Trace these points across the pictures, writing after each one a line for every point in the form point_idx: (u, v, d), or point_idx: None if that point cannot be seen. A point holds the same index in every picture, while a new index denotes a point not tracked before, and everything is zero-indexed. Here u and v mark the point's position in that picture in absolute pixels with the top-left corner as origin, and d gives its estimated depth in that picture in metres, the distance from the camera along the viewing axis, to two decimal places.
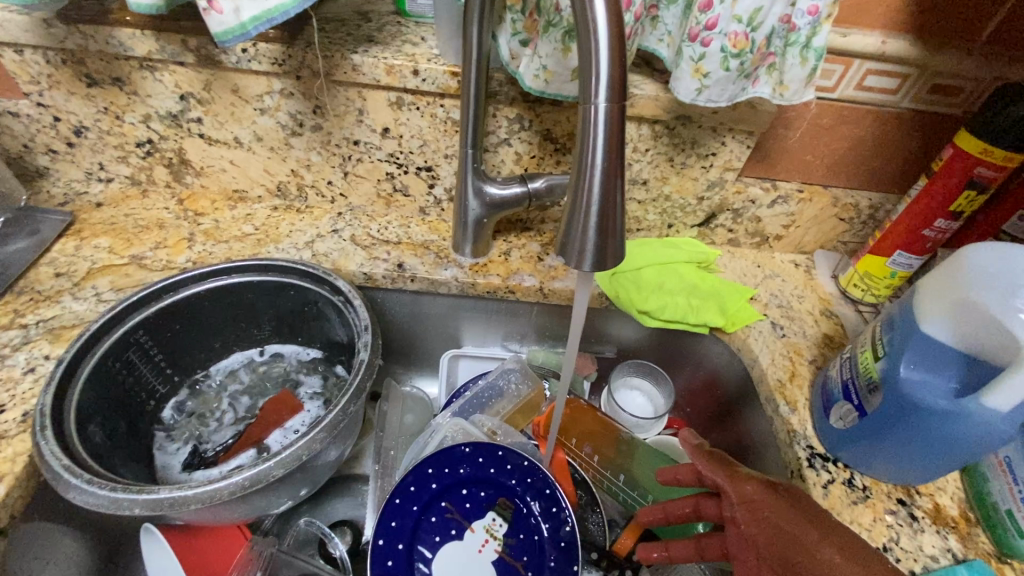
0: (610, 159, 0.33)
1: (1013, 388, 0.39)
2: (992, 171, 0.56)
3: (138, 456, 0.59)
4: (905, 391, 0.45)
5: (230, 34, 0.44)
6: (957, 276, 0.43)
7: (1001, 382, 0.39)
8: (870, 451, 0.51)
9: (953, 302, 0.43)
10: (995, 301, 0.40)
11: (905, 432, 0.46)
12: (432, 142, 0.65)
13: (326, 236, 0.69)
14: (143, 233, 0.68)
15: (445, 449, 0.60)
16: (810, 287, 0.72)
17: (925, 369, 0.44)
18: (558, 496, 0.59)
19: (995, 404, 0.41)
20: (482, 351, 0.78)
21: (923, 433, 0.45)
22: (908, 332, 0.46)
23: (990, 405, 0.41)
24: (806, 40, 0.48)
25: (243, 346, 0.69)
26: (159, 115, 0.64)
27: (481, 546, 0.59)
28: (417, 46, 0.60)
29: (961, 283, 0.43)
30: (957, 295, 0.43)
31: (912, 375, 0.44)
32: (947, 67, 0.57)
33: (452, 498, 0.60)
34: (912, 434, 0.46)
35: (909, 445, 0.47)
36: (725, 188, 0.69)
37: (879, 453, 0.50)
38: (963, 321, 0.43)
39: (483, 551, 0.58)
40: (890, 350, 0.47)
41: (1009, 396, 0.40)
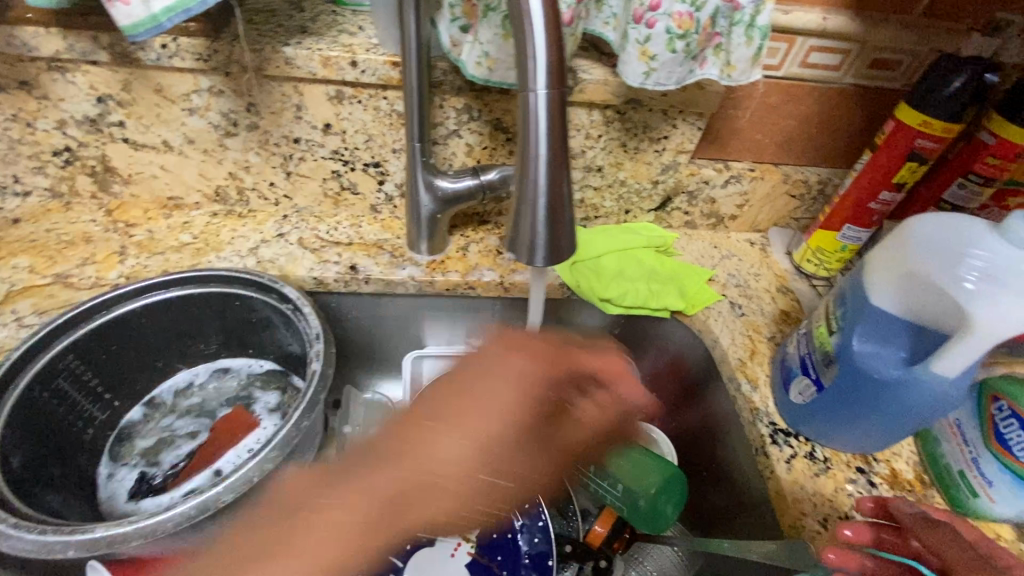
0: (554, 150, 0.31)
1: (961, 353, 0.40)
2: (932, 143, 0.57)
3: (79, 490, 0.55)
4: (860, 364, 0.45)
5: (140, 27, 0.40)
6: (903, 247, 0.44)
7: (949, 349, 0.41)
8: (828, 423, 0.52)
9: (901, 274, 0.44)
10: (941, 269, 0.41)
11: (861, 404, 0.47)
12: (377, 136, 0.62)
13: (271, 240, 0.66)
14: (68, 249, 0.62)
15: None
16: (765, 264, 0.73)
17: (877, 341, 0.45)
18: None
19: (944, 370, 0.42)
20: (446, 349, 0.76)
21: (878, 403, 0.46)
22: (859, 305, 0.47)
23: (939, 371, 0.42)
24: (750, 19, 0.47)
25: (191, 362, 0.66)
26: (76, 120, 0.59)
27: None
28: (354, 36, 0.57)
29: (908, 254, 0.43)
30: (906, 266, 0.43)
31: (866, 348, 0.45)
32: (885, 42, 0.59)
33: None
34: (867, 405, 0.47)
35: (865, 416, 0.48)
36: (679, 171, 0.69)
37: (838, 425, 0.51)
38: (910, 292, 0.44)
39: None
40: (842, 324, 0.48)
41: (958, 361, 0.41)
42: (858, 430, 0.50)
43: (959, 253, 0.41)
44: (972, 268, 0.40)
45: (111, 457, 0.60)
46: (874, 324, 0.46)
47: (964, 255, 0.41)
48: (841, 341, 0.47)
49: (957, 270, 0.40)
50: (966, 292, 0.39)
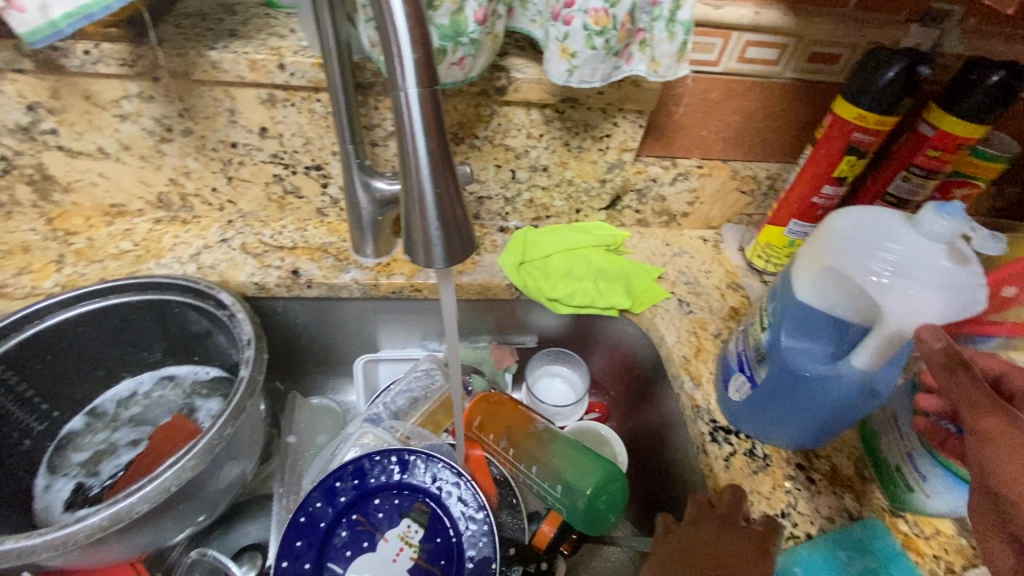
0: (434, 146, 0.31)
1: (878, 347, 0.40)
2: (868, 136, 0.57)
3: (12, 502, 0.55)
4: (787, 361, 0.45)
5: (40, 34, 0.39)
6: (824, 244, 0.44)
7: (867, 344, 0.41)
8: (763, 419, 0.51)
9: (821, 269, 0.43)
10: (856, 265, 0.41)
11: (791, 401, 0.47)
12: (315, 139, 0.62)
13: (214, 246, 0.65)
14: (5, 259, 0.62)
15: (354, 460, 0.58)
16: (717, 261, 0.73)
17: (803, 338, 0.45)
18: (475, 495, 0.57)
19: (864, 363, 0.42)
20: (398, 352, 0.76)
21: (805, 399, 0.46)
22: (785, 301, 0.46)
23: (859, 365, 0.42)
24: (670, 14, 0.47)
25: (134, 371, 0.65)
26: (7, 128, 0.59)
27: (395, 555, 0.57)
28: (284, 39, 0.56)
29: (829, 250, 0.43)
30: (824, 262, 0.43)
31: (793, 344, 0.45)
32: (821, 35, 0.58)
33: (365, 509, 0.58)
34: (796, 401, 0.47)
35: (797, 412, 0.48)
36: (625, 169, 0.69)
37: (773, 422, 0.51)
38: (831, 287, 0.43)
39: (398, 560, 0.56)
40: (772, 320, 0.47)
41: (877, 355, 0.41)
42: (792, 426, 0.50)
43: (876, 247, 0.41)
44: (886, 262, 0.40)
45: (49, 468, 0.59)
46: (801, 320, 0.45)
47: (879, 250, 0.41)
48: (771, 338, 0.47)
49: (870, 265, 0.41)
50: (879, 287, 0.40)
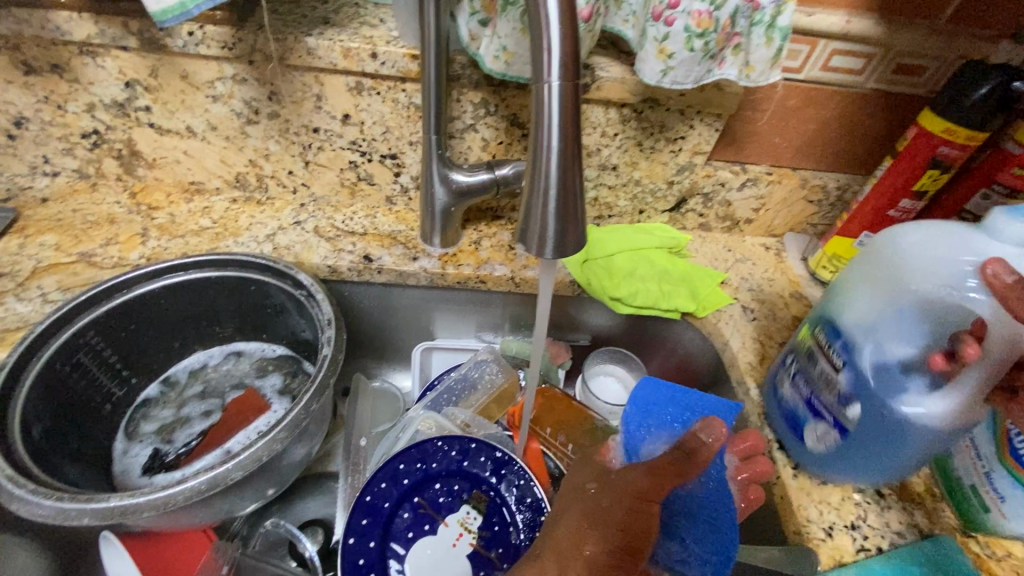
0: (565, 139, 0.32)
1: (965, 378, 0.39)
2: (955, 150, 0.56)
3: (94, 464, 0.57)
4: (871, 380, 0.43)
5: (170, 13, 0.41)
6: (891, 270, 0.44)
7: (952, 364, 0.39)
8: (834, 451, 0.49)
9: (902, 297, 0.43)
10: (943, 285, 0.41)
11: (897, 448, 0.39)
12: (395, 128, 0.63)
13: (288, 228, 0.67)
14: (94, 229, 0.64)
15: (417, 444, 0.60)
16: (780, 269, 0.73)
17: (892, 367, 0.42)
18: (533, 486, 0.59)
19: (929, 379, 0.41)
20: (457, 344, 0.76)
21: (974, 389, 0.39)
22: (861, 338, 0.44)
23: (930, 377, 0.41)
24: (771, 19, 0.47)
25: (206, 344, 0.67)
26: (104, 103, 0.61)
27: (455, 540, 0.57)
28: (375, 28, 0.58)
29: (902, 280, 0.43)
30: (897, 293, 0.43)
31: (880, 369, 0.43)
32: (909, 47, 0.57)
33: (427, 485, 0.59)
34: (888, 425, 0.43)
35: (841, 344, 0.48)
36: (695, 172, 0.68)
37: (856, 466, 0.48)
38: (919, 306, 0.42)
39: (457, 544, 0.57)
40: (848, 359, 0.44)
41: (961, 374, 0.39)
42: (894, 466, 0.47)
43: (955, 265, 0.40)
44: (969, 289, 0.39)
45: (126, 434, 0.61)
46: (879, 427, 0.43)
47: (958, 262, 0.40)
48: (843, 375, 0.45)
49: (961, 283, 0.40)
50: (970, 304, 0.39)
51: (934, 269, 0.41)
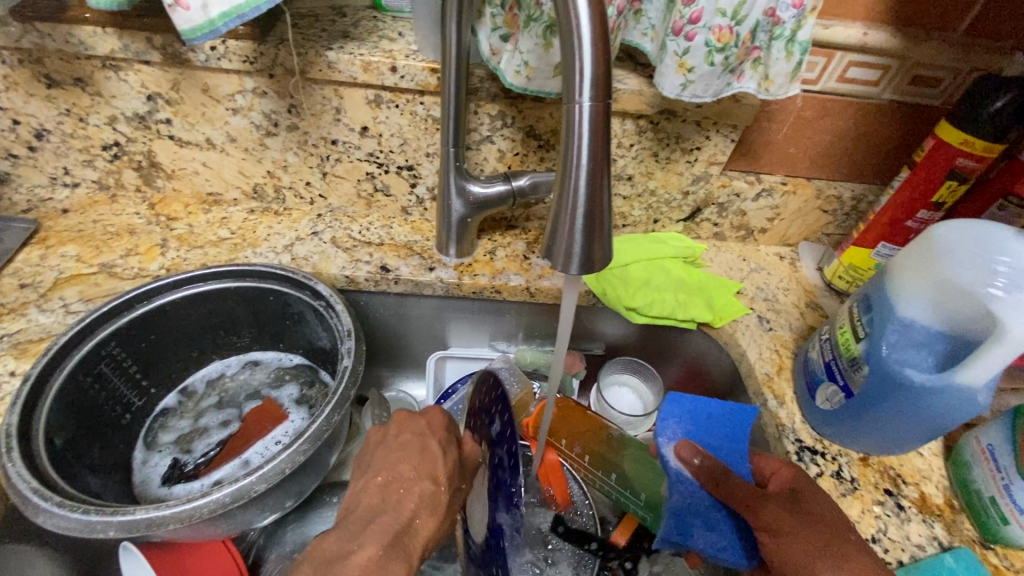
0: (594, 159, 0.32)
1: (983, 365, 0.42)
2: (973, 162, 0.56)
3: (116, 474, 0.57)
4: (890, 363, 0.46)
5: (199, 31, 0.41)
6: (928, 256, 0.47)
7: (980, 358, 0.42)
8: (840, 413, 0.53)
9: (930, 281, 0.45)
10: (969, 278, 0.43)
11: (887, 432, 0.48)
12: (412, 140, 0.63)
13: (306, 238, 0.68)
14: (113, 240, 0.65)
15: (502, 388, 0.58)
16: (794, 278, 0.73)
17: (908, 342, 0.46)
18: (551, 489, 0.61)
19: (968, 380, 0.43)
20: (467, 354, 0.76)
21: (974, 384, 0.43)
22: (886, 312, 0.48)
23: (964, 381, 0.43)
24: (791, 34, 0.47)
25: (223, 354, 0.68)
26: (126, 116, 0.62)
27: (491, 482, 0.53)
28: (394, 42, 0.58)
29: (938, 262, 0.45)
30: (928, 278, 0.46)
31: (895, 352, 0.46)
32: (926, 58, 0.57)
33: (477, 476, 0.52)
34: (893, 393, 0.47)
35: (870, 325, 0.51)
36: (710, 182, 0.68)
37: (867, 432, 0.52)
38: (944, 297, 0.45)
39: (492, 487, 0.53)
40: (870, 329, 0.49)
41: (986, 369, 0.42)
42: (902, 437, 0.51)
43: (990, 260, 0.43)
44: (999, 275, 0.42)
45: (145, 443, 0.62)
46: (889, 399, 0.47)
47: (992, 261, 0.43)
48: (868, 347, 0.48)
49: (986, 279, 0.42)
50: (991, 297, 0.41)
51: (967, 263, 0.44)
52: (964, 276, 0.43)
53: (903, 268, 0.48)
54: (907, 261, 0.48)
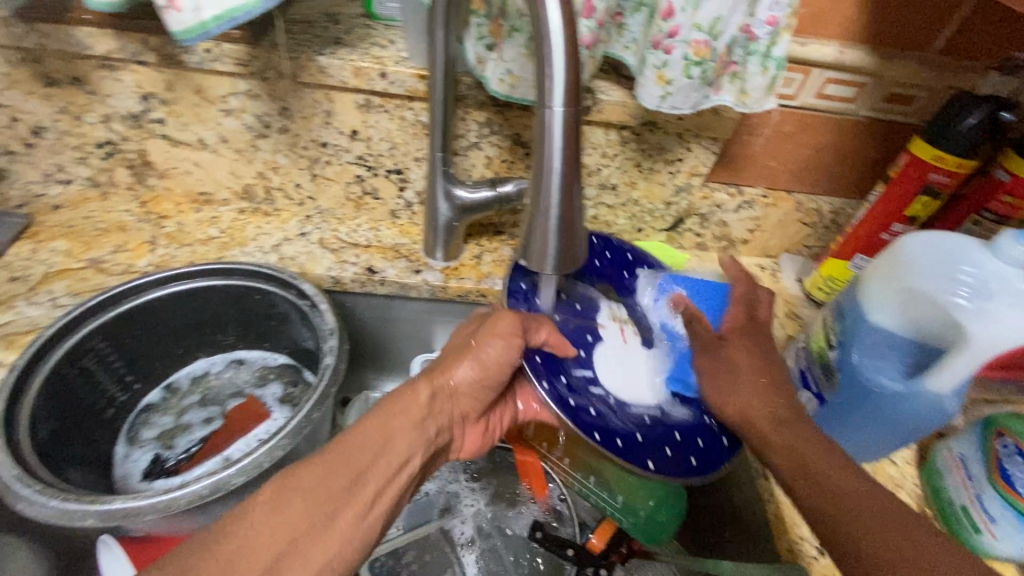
0: (568, 163, 0.33)
1: (952, 372, 0.43)
2: (945, 176, 0.58)
3: (97, 468, 0.58)
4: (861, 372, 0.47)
5: (191, 34, 0.43)
6: (896, 265, 0.47)
7: (948, 366, 0.43)
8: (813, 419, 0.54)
9: (898, 291, 0.47)
10: (935, 288, 0.44)
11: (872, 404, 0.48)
12: (401, 144, 0.64)
13: (294, 239, 0.69)
14: (103, 236, 0.66)
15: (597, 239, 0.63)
16: (775, 289, 0.74)
17: (878, 351, 0.48)
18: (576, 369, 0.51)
19: (937, 386, 0.45)
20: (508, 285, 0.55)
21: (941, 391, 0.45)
22: (857, 320, 0.49)
23: (934, 387, 0.45)
24: (766, 49, 0.49)
25: (208, 352, 0.68)
26: (120, 115, 0.63)
27: (625, 338, 0.56)
28: (385, 49, 0.60)
29: (906, 272, 0.46)
30: (897, 287, 0.47)
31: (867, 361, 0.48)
32: (901, 77, 0.59)
33: (611, 437, 0.46)
34: (866, 400, 0.48)
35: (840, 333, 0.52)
36: (692, 193, 0.70)
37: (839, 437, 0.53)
38: (912, 306, 0.46)
39: (629, 342, 0.55)
40: (842, 337, 0.50)
41: (953, 375, 0.44)
42: (872, 442, 0.52)
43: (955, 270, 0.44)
44: (964, 285, 0.43)
45: (128, 439, 0.62)
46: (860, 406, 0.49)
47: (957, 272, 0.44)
48: (841, 355, 0.49)
49: (951, 289, 0.44)
50: (955, 307, 0.43)
51: (933, 274, 0.45)
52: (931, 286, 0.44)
53: (874, 278, 0.49)
54: (877, 272, 0.49)
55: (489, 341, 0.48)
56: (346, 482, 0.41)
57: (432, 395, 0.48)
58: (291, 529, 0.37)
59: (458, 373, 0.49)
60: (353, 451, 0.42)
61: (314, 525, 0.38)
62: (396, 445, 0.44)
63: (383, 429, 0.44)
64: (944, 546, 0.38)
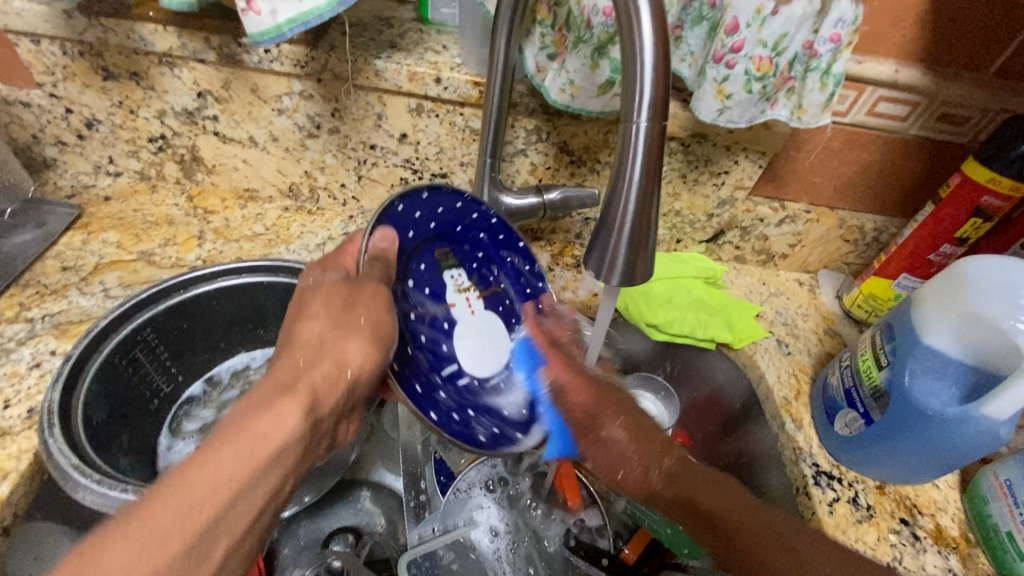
0: (647, 178, 0.34)
1: (1010, 400, 0.42)
2: (999, 201, 0.57)
3: (143, 458, 0.59)
4: (913, 394, 0.47)
5: (266, 35, 0.44)
6: (954, 288, 0.47)
7: (1006, 393, 0.42)
8: (858, 440, 0.54)
9: (956, 314, 0.46)
10: (995, 313, 0.44)
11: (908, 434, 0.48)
12: (448, 149, 0.65)
13: (338, 238, 0.69)
14: (152, 229, 0.67)
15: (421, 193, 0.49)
16: (814, 305, 0.73)
17: (930, 373, 0.47)
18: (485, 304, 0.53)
19: (993, 414, 0.44)
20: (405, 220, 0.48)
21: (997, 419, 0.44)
22: (910, 342, 0.49)
23: (989, 415, 0.44)
24: (827, 66, 0.49)
25: (249, 347, 0.69)
26: (175, 111, 0.64)
27: (470, 307, 0.52)
28: (439, 54, 0.60)
29: (965, 295, 0.46)
30: (955, 310, 0.46)
31: (919, 383, 0.47)
32: (955, 98, 0.59)
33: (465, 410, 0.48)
34: (916, 425, 0.47)
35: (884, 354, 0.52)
36: (735, 206, 0.70)
37: (884, 460, 0.53)
38: (970, 330, 0.46)
39: (472, 311, 0.52)
40: (893, 358, 0.50)
41: (1011, 403, 0.43)
42: (918, 468, 0.51)
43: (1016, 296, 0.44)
44: None
45: (171, 430, 0.63)
46: (908, 431, 0.48)
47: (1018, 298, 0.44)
48: (891, 376, 0.49)
49: (1014, 314, 0.43)
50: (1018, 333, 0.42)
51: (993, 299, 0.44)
52: (990, 311, 0.44)
53: (928, 299, 0.49)
54: (931, 294, 0.49)
55: (355, 336, 0.40)
56: (190, 538, 0.31)
57: (309, 411, 0.38)
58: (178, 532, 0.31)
59: (351, 359, 0.40)
60: (205, 483, 0.33)
61: (197, 548, 0.32)
62: (263, 483, 0.35)
63: (254, 453, 0.35)
64: (830, 558, 0.42)
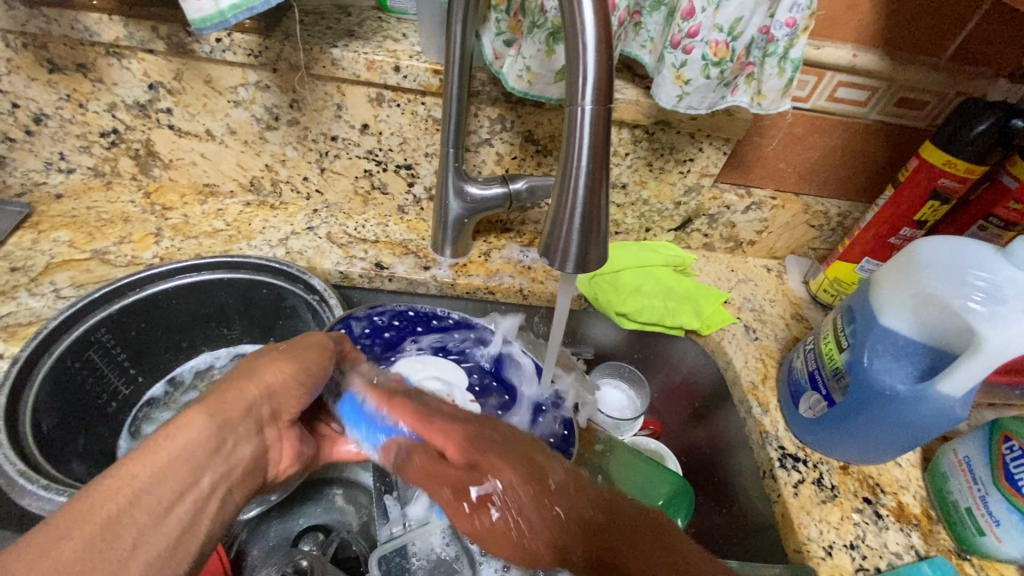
0: (594, 163, 0.33)
1: (963, 378, 0.43)
2: (955, 182, 0.58)
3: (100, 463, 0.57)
4: (870, 375, 0.47)
5: (208, 22, 0.42)
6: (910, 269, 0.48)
7: (958, 371, 0.43)
8: (822, 423, 0.55)
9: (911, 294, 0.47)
10: (946, 291, 0.45)
11: (868, 416, 0.49)
12: (411, 139, 0.64)
13: (301, 233, 0.68)
14: (107, 227, 0.65)
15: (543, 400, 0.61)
16: (781, 291, 0.74)
17: (887, 354, 0.48)
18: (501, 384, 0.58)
19: (946, 392, 0.44)
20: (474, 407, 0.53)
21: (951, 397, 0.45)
22: (868, 324, 0.49)
23: (943, 393, 0.45)
24: (783, 51, 0.48)
25: (212, 346, 0.67)
26: (126, 104, 0.62)
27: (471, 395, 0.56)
28: (398, 42, 0.59)
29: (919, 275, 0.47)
30: (910, 290, 0.47)
31: (876, 363, 0.48)
32: (913, 82, 0.59)
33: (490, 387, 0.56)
34: (874, 405, 0.48)
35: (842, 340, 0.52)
36: (701, 194, 0.70)
37: (848, 441, 0.53)
38: (925, 310, 0.46)
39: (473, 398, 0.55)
40: (852, 340, 0.50)
41: (963, 380, 0.43)
42: (880, 449, 0.52)
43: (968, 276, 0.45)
44: (977, 289, 0.44)
45: (129, 434, 0.60)
46: (868, 412, 0.49)
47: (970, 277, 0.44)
48: (851, 358, 0.50)
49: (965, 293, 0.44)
50: (967, 311, 0.43)
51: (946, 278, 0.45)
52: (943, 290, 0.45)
53: (885, 282, 0.49)
54: (890, 276, 0.49)
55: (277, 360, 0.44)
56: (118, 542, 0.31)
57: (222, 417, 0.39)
58: (119, 503, 0.32)
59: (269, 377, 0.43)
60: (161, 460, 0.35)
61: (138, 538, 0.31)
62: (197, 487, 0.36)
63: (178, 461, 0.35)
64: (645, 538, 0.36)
